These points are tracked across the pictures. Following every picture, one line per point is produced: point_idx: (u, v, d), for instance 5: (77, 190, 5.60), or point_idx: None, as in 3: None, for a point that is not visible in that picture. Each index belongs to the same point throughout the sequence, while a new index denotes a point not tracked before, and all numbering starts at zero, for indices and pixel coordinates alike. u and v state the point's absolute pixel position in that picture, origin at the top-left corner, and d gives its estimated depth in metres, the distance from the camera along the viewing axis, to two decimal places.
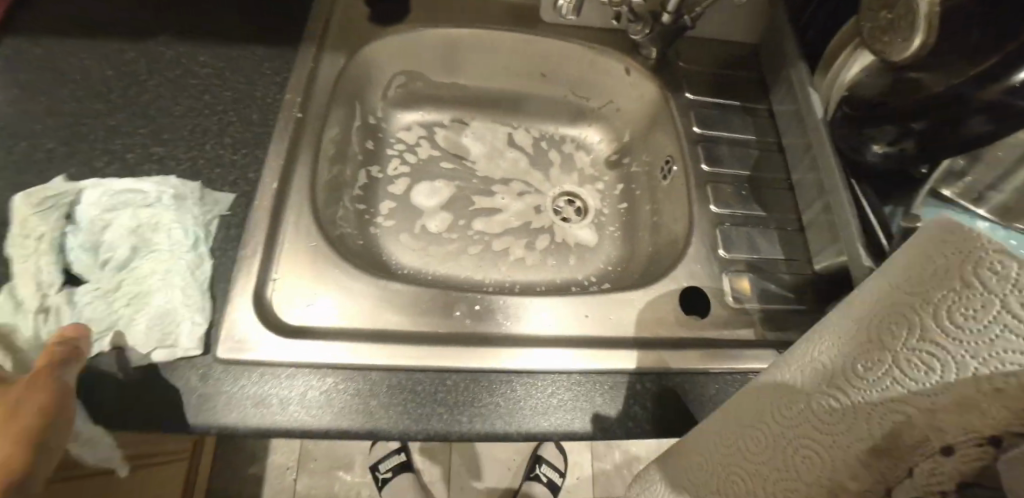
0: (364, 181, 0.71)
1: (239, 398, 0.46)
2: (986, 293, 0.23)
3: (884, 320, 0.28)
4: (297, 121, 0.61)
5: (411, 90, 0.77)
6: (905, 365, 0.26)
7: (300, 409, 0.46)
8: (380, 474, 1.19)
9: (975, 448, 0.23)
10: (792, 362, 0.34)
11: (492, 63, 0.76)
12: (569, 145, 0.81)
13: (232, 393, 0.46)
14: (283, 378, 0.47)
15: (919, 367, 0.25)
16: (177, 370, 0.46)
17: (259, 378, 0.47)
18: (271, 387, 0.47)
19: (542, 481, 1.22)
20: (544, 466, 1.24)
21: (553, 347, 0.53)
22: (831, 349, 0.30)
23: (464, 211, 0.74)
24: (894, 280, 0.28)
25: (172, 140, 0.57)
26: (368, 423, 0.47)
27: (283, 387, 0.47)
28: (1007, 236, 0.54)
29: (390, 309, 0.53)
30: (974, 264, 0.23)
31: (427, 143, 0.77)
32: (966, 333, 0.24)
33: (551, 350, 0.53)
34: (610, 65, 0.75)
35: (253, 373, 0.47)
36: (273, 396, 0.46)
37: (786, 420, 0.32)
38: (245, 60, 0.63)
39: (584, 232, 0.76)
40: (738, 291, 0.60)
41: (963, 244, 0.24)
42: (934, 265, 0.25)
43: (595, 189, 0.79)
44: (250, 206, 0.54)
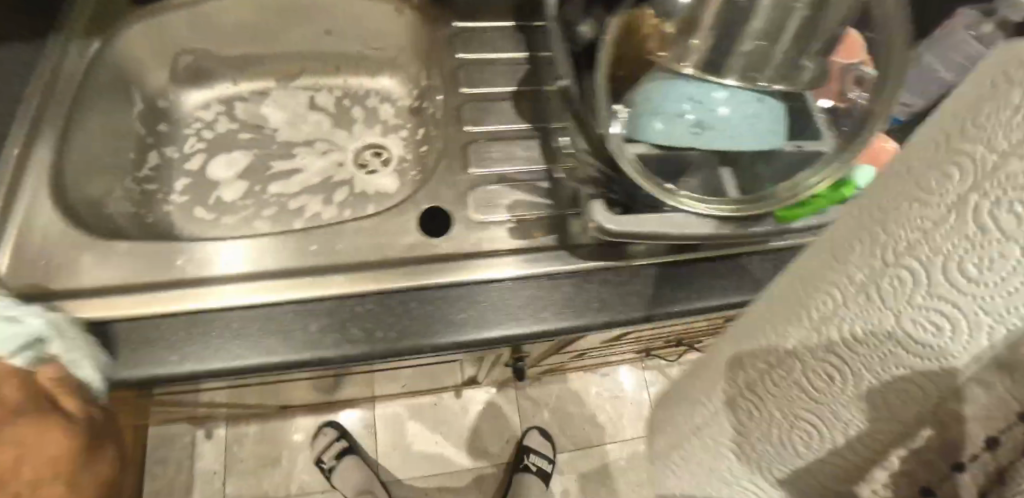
0: (153, 163, 0.72)
1: None
2: (1005, 236, 0.20)
3: (882, 239, 0.25)
4: (40, 106, 0.61)
5: (200, 69, 0.77)
6: (910, 325, 0.24)
7: None
8: (326, 465, 1.23)
9: (987, 456, 0.20)
10: (803, 261, 0.32)
11: (271, 27, 0.76)
12: (373, 99, 0.80)
13: None
14: None
15: (926, 327, 0.24)
16: None
17: None
18: None
19: (533, 471, 1.29)
20: (532, 457, 1.31)
21: (269, 281, 0.52)
22: (805, 301, 0.30)
23: (260, 177, 0.74)
24: (908, 172, 0.24)
25: None
26: (56, 377, 0.46)
27: None
28: (746, 99, 0.48)
29: (114, 267, 0.54)
30: (999, 175, 0.19)
31: (226, 117, 0.78)
32: (980, 285, 0.21)
33: (265, 284, 0.52)
34: (383, 9, 0.73)
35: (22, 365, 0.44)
36: None
37: (773, 366, 0.34)
38: None
39: (385, 180, 0.75)
40: (485, 204, 0.58)
41: (989, 156, 0.20)
42: (955, 136, 0.21)
43: (400, 137, 0.78)
44: None
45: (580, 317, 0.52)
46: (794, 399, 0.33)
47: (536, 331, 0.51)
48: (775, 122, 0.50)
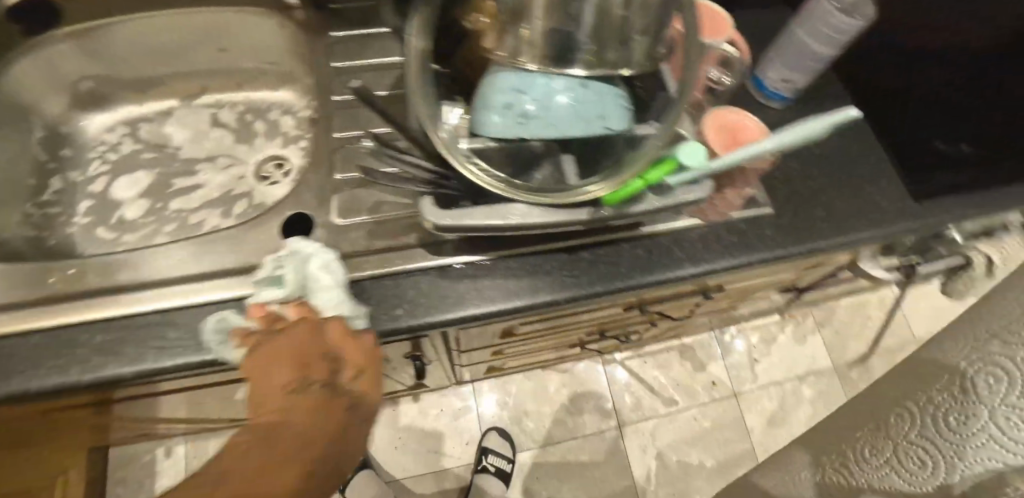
0: (56, 187, 0.74)
1: None
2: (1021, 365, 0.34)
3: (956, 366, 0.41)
4: None
5: (101, 93, 0.79)
6: (993, 423, 0.35)
7: None
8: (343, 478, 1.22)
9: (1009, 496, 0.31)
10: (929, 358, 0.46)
11: (166, 50, 0.78)
12: (274, 112, 0.82)
13: None
14: None
15: (1013, 424, 0.34)
16: None
17: None
18: None
19: (489, 471, 1.25)
20: (491, 456, 1.28)
21: (133, 293, 0.53)
22: (932, 393, 0.42)
23: (162, 194, 0.76)
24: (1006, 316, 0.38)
25: None
26: None
27: None
28: (574, 86, 0.49)
29: None
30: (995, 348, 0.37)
31: (130, 139, 0.80)
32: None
33: (129, 296, 0.53)
34: (268, 25, 0.75)
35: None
36: None
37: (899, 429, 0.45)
38: None
39: (284, 190, 0.77)
40: (347, 207, 0.59)
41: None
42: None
43: (299, 147, 0.80)
44: None
45: (483, 305, 0.55)
46: (901, 433, 0.44)
47: (447, 321, 0.55)
48: (607, 106, 0.51)
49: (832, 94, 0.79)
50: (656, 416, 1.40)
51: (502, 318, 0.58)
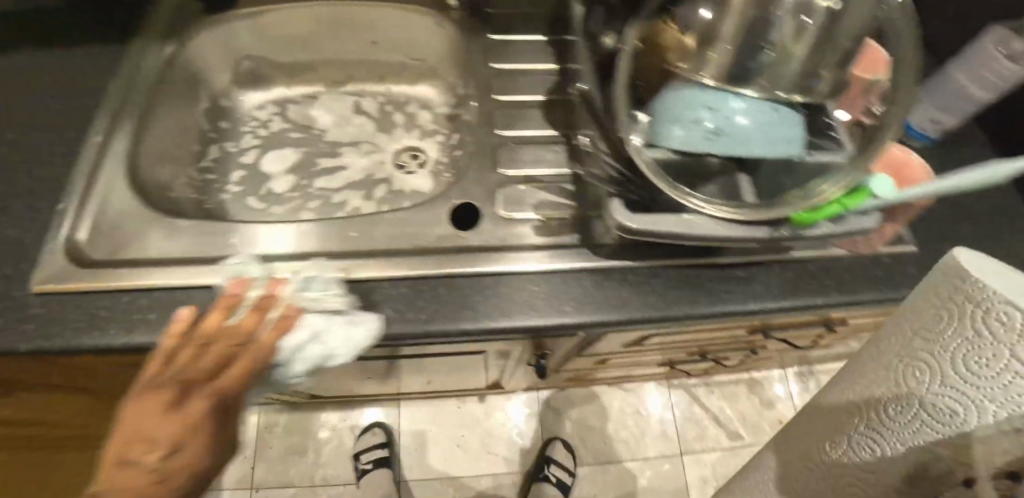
0: (214, 155, 0.79)
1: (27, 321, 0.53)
2: None
3: None
4: (120, 100, 0.69)
5: (258, 73, 0.85)
6: None
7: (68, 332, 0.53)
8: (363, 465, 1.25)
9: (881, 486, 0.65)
10: None
11: (323, 40, 0.83)
12: (413, 105, 0.86)
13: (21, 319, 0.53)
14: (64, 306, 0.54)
15: None
16: None
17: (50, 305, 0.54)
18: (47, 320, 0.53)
19: (551, 481, 1.22)
20: (553, 466, 1.24)
21: (310, 261, 0.56)
22: (880, 369, 0.38)
23: (308, 172, 0.80)
24: None
25: (34, 133, 0.67)
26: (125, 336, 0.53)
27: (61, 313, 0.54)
28: (763, 107, 0.51)
29: (176, 245, 0.61)
30: None
31: (279, 118, 0.84)
32: None
33: (306, 263, 0.56)
34: (424, 23, 0.79)
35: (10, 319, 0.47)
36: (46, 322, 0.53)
37: (861, 435, 0.41)
38: (83, 55, 0.72)
39: (422, 181, 0.80)
40: (511, 201, 0.62)
41: None
42: None
43: (435, 141, 0.83)
44: (73, 169, 0.63)
45: (638, 310, 0.56)
46: (828, 440, 0.45)
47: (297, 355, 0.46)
48: (790, 130, 0.52)
49: (972, 141, 0.78)
50: (719, 448, 1.33)
51: (649, 327, 0.58)
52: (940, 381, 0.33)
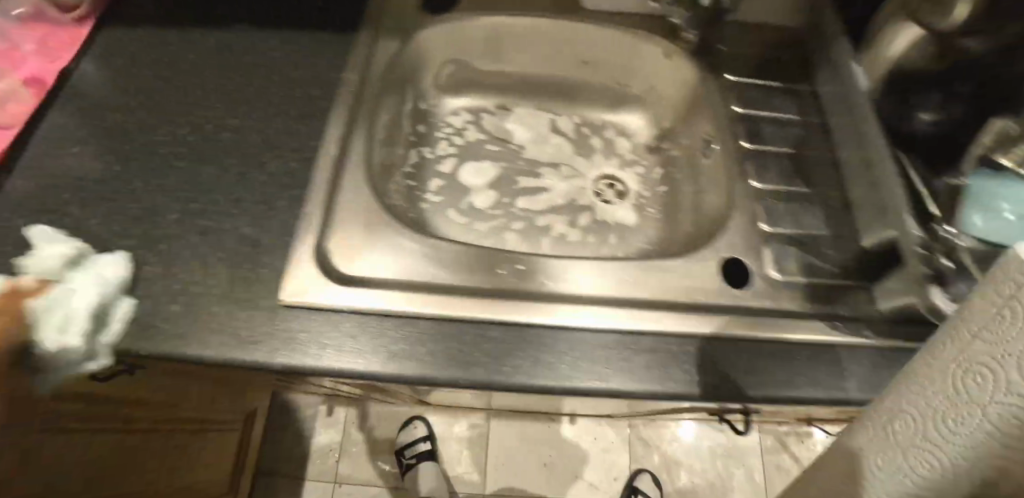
0: (414, 160, 0.75)
1: (294, 335, 0.50)
2: None
3: None
4: (353, 97, 0.64)
5: (458, 78, 0.80)
6: None
7: (334, 354, 0.49)
8: (405, 459, 1.27)
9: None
10: None
11: (533, 53, 0.79)
12: (611, 130, 0.82)
13: (289, 333, 0.50)
14: (330, 326, 0.51)
15: None
16: (249, 332, 0.50)
17: (317, 320, 0.51)
18: (314, 337, 0.50)
19: None
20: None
21: (593, 309, 0.53)
22: (932, 384, 0.34)
23: (509, 190, 0.76)
24: None
25: (266, 124, 0.63)
26: (393, 367, 0.49)
27: (326, 331, 0.51)
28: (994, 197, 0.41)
29: (438, 267, 0.58)
30: None
31: (474, 127, 0.80)
32: None
33: (590, 311, 0.53)
34: (652, 52, 0.75)
35: (291, 353, 0.49)
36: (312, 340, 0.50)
37: (937, 459, 0.36)
38: (309, 43, 0.68)
39: (624, 213, 0.77)
40: (781, 262, 0.60)
41: None
42: None
43: (636, 172, 0.80)
44: (313, 169, 0.59)
45: None
46: (919, 475, 0.39)
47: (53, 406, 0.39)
48: None
49: None
50: None
51: None
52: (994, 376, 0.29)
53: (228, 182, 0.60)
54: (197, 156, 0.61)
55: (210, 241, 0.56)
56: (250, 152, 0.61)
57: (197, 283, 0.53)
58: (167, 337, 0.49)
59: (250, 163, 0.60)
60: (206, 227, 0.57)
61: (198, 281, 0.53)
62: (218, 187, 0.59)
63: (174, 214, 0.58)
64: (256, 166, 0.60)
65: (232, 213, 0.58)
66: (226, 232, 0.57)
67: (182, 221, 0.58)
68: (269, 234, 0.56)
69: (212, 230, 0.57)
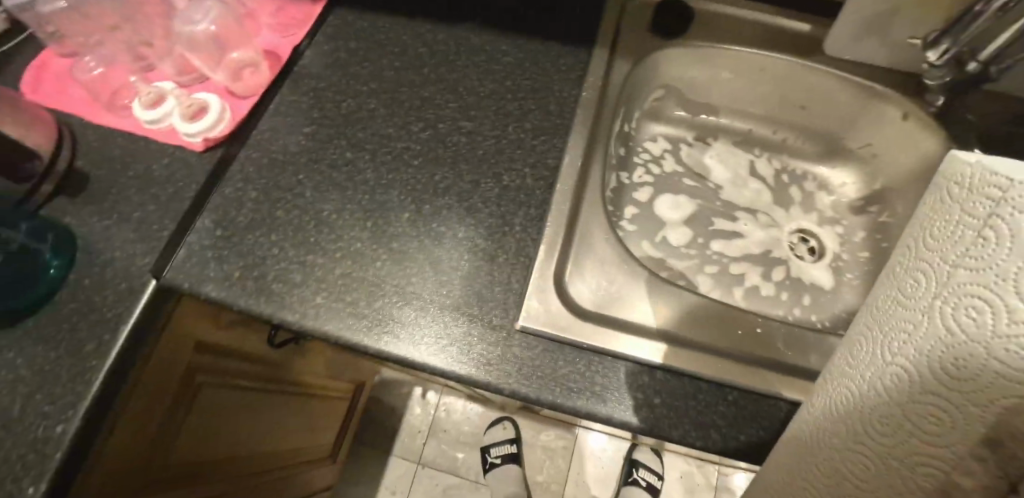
0: (614, 185, 0.73)
1: (453, 343, 0.50)
2: None
3: None
4: (592, 119, 0.63)
5: (666, 105, 0.79)
6: None
7: (494, 368, 0.49)
8: (490, 458, 1.29)
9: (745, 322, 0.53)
10: None
11: (750, 90, 0.76)
12: (811, 183, 0.79)
13: (448, 340, 0.50)
14: (492, 339, 0.51)
15: None
16: (485, 349, 0.50)
17: (478, 330, 0.51)
18: (472, 346, 0.50)
19: None
20: (642, 470, 1.27)
21: (800, 382, 0.51)
22: (903, 314, 0.27)
23: (704, 229, 0.74)
24: None
25: (500, 133, 0.61)
26: (553, 393, 0.49)
27: (486, 342, 0.50)
28: None
29: (671, 311, 0.55)
30: None
31: (671, 157, 0.78)
32: None
33: (802, 386, 0.51)
34: (886, 110, 0.71)
35: (456, 360, 0.50)
36: (470, 350, 0.50)
37: (923, 408, 0.25)
38: (543, 56, 0.67)
39: (820, 273, 0.73)
40: None
41: None
42: None
43: (834, 231, 0.76)
44: (552, 189, 0.58)
45: None
46: (895, 449, 0.27)
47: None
48: None
49: None
50: None
51: None
52: (981, 278, 0.23)
53: (460, 187, 0.58)
54: (428, 155, 0.60)
55: (442, 248, 0.55)
56: (483, 159, 0.60)
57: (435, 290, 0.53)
58: (420, 342, 0.50)
59: (484, 171, 0.59)
60: (439, 231, 0.56)
61: (434, 287, 0.53)
62: (451, 190, 0.58)
63: (405, 213, 0.57)
64: (490, 175, 0.59)
65: (465, 221, 0.56)
66: (458, 242, 0.55)
67: (412, 219, 0.57)
68: (505, 251, 0.54)
69: (443, 237, 0.55)
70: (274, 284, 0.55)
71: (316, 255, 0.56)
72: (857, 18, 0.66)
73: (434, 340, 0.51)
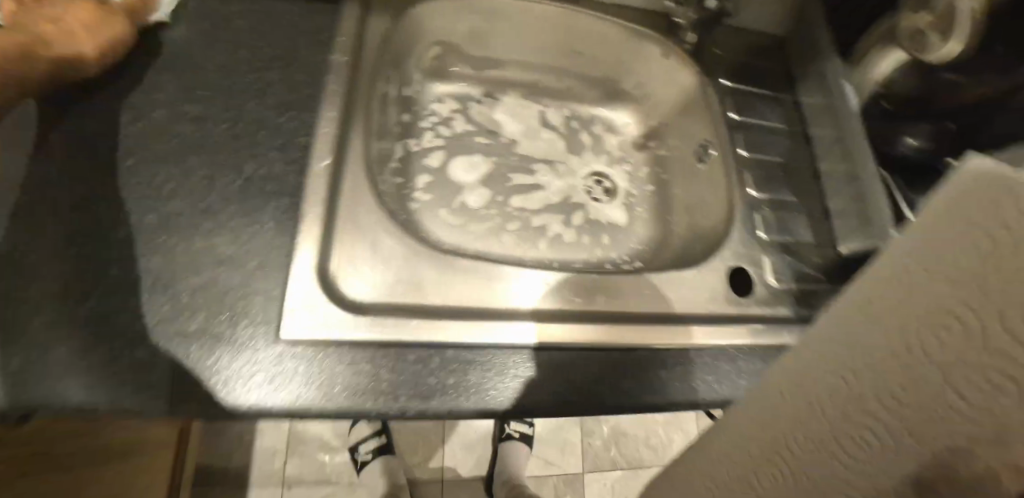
0: (400, 154, 0.68)
1: (208, 374, 0.42)
2: None
3: None
4: (348, 85, 0.57)
5: (444, 62, 0.74)
6: None
7: (263, 390, 0.43)
8: (360, 456, 1.22)
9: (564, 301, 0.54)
10: None
11: (524, 40, 0.75)
12: (599, 126, 0.81)
13: (202, 371, 0.42)
14: (256, 360, 0.43)
15: None
16: (246, 372, 0.43)
17: (239, 353, 0.43)
18: (233, 372, 0.43)
19: None
20: (513, 423, 1.30)
21: (585, 327, 0.52)
22: (870, 325, 0.23)
23: (502, 187, 0.73)
24: None
25: (238, 116, 0.52)
26: (340, 403, 0.44)
27: (249, 365, 0.43)
28: None
29: (459, 283, 0.53)
30: None
31: (461, 117, 0.75)
32: None
33: (588, 330, 0.52)
34: (647, 49, 0.74)
35: (210, 393, 0.42)
36: (230, 376, 0.43)
37: (871, 430, 0.24)
38: (281, 17, 0.58)
39: (614, 211, 0.76)
40: (776, 271, 0.62)
41: None
42: None
43: (624, 170, 0.79)
44: (308, 173, 0.51)
45: None
46: (841, 438, 0.26)
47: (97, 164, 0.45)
48: None
49: None
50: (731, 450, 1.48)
51: None
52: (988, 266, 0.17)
53: (194, 186, 0.49)
54: (144, 151, 0.49)
55: (175, 265, 0.45)
56: (219, 148, 0.50)
57: (169, 314, 0.44)
58: (159, 383, 0.41)
59: (222, 163, 0.50)
60: (171, 245, 0.46)
61: (170, 311, 0.44)
62: (177, 193, 0.48)
63: (121, 229, 0.46)
64: (229, 167, 0.50)
65: (203, 227, 0.47)
66: (194, 253, 0.46)
67: (131, 236, 0.46)
68: (258, 254, 0.47)
69: (178, 250, 0.46)
70: None
71: None
72: None
73: (176, 375, 0.42)
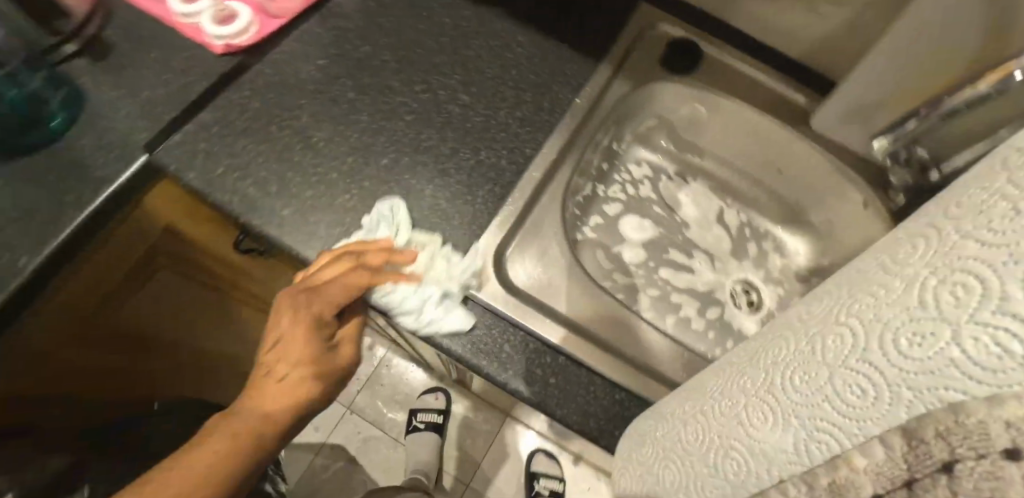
0: (588, 193, 0.78)
1: None
2: None
3: None
4: (578, 124, 0.68)
5: (656, 133, 0.83)
6: None
7: None
8: (415, 421, 1.33)
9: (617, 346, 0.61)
10: None
11: (734, 142, 0.81)
12: (769, 242, 0.84)
13: None
14: None
15: None
16: None
17: None
18: None
19: None
20: (542, 482, 1.31)
21: None
22: (878, 279, 0.27)
23: (658, 255, 0.79)
24: None
25: (492, 114, 0.66)
26: (466, 349, 0.53)
27: None
28: None
29: (593, 311, 0.62)
30: None
31: (649, 184, 0.83)
32: None
33: None
34: (849, 193, 0.75)
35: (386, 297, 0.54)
36: None
37: (854, 379, 0.26)
38: (553, 55, 0.72)
39: (749, 323, 0.78)
40: None
41: None
42: None
43: (776, 292, 0.81)
44: (522, 175, 0.63)
45: None
46: (810, 398, 0.29)
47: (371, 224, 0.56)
48: None
49: None
50: None
51: None
52: (984, 258, 0.21)
53: (441, 151, 0.63)
54: (421, 114, 0.65)
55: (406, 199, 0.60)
56: (469, 132, 0.65)
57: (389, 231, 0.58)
58: None
59: (466, 143, 0.64)
60: (409, 185, 0.61)
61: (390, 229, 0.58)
62: (428, 152, 0.63)
63: (385, 158, 0.62)
64: (469, 148, 0.64)
65: (434, 182, 0.61)
66: (421, 197, 0.60)
67: (388, 168, 0.61)
68: (461, 216, 0.60)
69: (411, 191, 0.60)
70: (249, 189, 0.59)
71: (297, 176, 0.60)
72: (845, 99, 0.70)
73: None
